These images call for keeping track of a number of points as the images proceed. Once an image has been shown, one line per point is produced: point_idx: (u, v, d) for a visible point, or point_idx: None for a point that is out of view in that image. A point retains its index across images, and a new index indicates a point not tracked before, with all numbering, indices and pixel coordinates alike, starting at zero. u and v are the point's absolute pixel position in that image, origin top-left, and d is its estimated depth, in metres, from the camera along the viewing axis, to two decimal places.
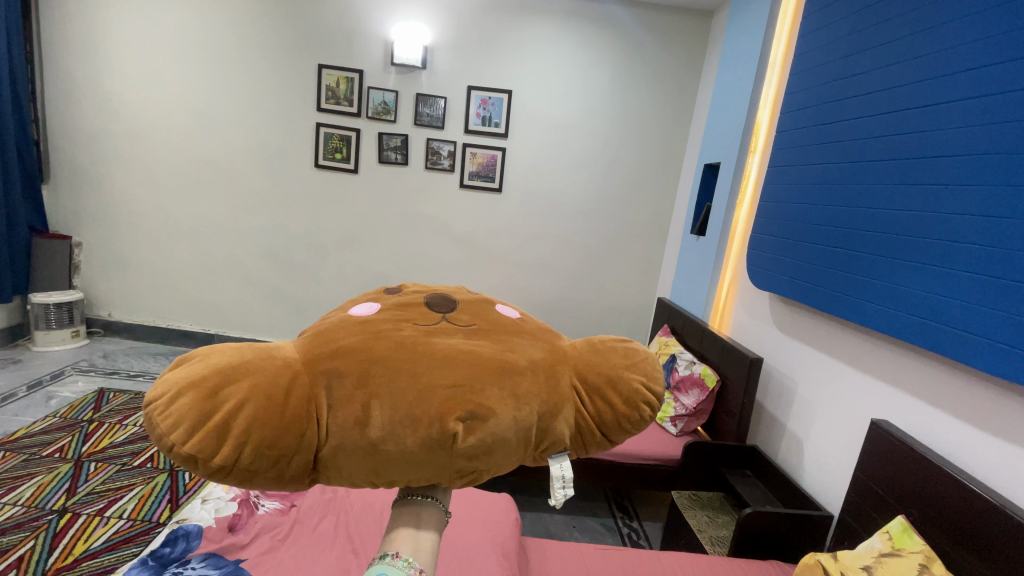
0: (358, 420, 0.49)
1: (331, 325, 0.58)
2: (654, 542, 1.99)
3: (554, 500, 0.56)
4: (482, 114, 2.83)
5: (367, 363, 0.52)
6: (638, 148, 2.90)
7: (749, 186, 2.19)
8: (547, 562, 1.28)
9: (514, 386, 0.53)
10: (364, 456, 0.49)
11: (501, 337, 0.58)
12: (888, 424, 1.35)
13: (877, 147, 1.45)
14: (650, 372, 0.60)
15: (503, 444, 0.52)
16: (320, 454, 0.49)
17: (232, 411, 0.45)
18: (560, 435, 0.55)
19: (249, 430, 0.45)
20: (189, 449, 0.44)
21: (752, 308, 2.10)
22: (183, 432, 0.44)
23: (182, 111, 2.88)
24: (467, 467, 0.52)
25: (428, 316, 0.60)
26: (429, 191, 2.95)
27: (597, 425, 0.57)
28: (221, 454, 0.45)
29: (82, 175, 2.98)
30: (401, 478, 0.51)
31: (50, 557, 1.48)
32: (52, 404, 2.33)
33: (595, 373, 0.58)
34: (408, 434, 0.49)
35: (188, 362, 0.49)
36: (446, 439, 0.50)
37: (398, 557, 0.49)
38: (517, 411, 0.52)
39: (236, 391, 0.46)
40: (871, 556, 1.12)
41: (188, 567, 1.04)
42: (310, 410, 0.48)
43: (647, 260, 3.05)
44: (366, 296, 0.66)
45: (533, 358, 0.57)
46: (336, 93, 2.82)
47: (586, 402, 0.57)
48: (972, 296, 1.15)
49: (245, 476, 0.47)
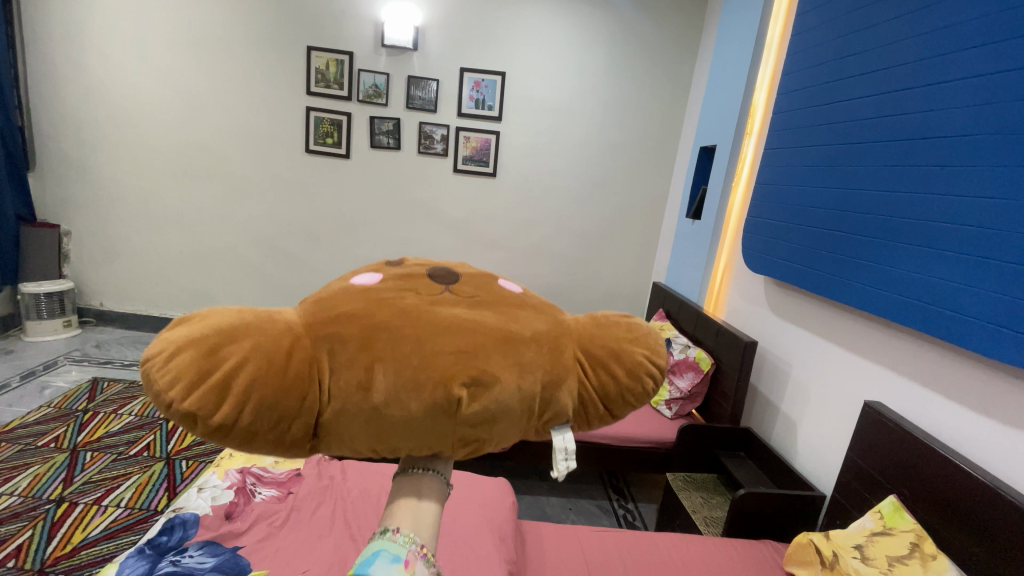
0: (361, 384, 0.48)
1: (333, 291, 0.57)
2: (648, 522, 2.02)
3: (557, 473, 0.56)
4: (475, 97, 2.79)
5: (369, 328, 0.51)
6: (634, 130, 2.87)
7: (745, 168, 2.17)
8: (543, 545, 1.30)
9: (518, 355, 0.53)
10: (366, 421, 0.48)
11: (504, 309, 0.57)
12: (882, 406, 1.35)
13: (872, 129, 1.44)
14: (654, 346, 0.60)
15: (506, 413, 0.51)
16: (321, 419, 0.49)
17: (232, 368, 0.45)
18: (563, 406, 0.54)
19: (250, 389, 0.45)
20: (188, 406, 0.44)
21: (746, 292, 2.09)
22: (182, 389, 0.44)
23: (168, 94, 2.82)
24: (470, 436, 0.51)
25: (431, 286, 0.58)
26: (422, 175, 2.92)
27: (600, 398, 0.57)
28: (220, 412, 0.45)
29: (68, 162, 2.92)
30: (403, 446, 0.51)
31: (49, 546, 1.49)
32: (46, 394, 2.32)
33: (597, 345, 0.57)
34: (411, 400, 0.48)
35: (188, 322, 0.49)
36: (449, 405, 0.49)
37: (398, 532, 0.49)
38: (520, 380, 0.51)
39: (236, 350, 0.46)
40: (863, 536, 1.14)
41: (186, 555, 1.04)
42: (312, 373, 0.48)
43: (642, 245, 3.04)
44: (367, 268, 0.64)
45: (537, 330, 0.56)
46: (326, 75, 2.76)
47: (589, 373, 0.56)
48: (972, 279, 1.13)
49: (244, 437, 0.47)
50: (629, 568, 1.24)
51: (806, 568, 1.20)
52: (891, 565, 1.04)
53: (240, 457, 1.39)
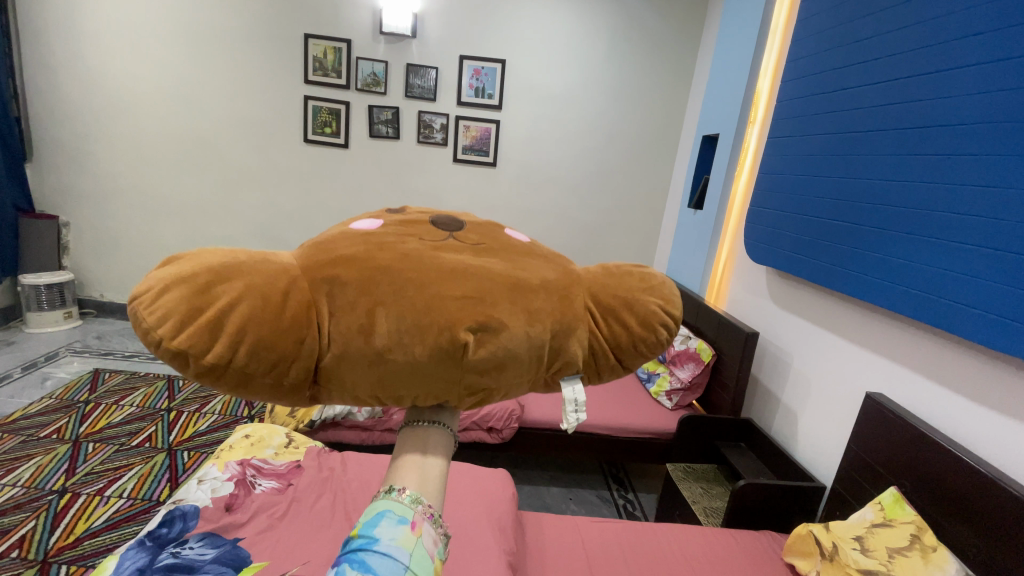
0: (363, 327, 0.47)
1: (331, 236, 0.55)
2: (648, 512, 2.03)
3: (566, 425, 0.55)
4: (475, 85, 2.75)
5: (371, 272, 0.49)
6: (636, 119, 2.83)
7: (748, 158, 2.15)
8: (543, 536, 1.30)
9: (527, 302, 0.51)
10: (370, 366, 0.47)
11: (511, 257, 0.55)
12: (884, 398, 1.35)
13: (876, 116, 1.42)
14: (668, 296, 0.59)
15: (515, 361, 0.50)
16: (321, 363, 0.48)
17: (226, 307, 0.44)
18: (573, 356, 0.53)
19: (245, 328, 0.44)
20: (179, 344, 0.43)
21: (748, 282, 2.08)
22: (172, 326, 0.43)
23: (165, 84, 2.78)
24: (477, 383, 0.50)
25: (434, 232, 0.56)
26: (422, 165, 2.89)
27: (611, 348, 0.56)
28: (214, 351, 0.44)
29: (66, 153, 2.90)
30: (408, 393, 0.50)
31: (52, 536, 1.50)
32: (48, 386, 2.32)
33: (608, 295, 0.56)
34: (417, 344, 0.47)
35: (177, 262, 0.48)
36: (456, 350, 0.48)
37: (404, 492, 0.48)
38: (530, 328, 0.50)
39: (228, 289, 0.44)
40: (863, 527, 1.13)
41: (186, 547, 1.04)
42: (311, 315, 0.46)
43: (643, 236, 3.02)
44: (367, 215, 0.62)
45: (546, 278, 0.54)
46: (324, 64, 2.72)
47: (600, 323, 0.55)
48: (973, 269, 1.13)
49: (239, 380, 0.46)
50: (628, 559, 1.25)
51: (806, 559, 1.20)
52: (890, 558, 1.04)
53: (240, 448, 1.38)
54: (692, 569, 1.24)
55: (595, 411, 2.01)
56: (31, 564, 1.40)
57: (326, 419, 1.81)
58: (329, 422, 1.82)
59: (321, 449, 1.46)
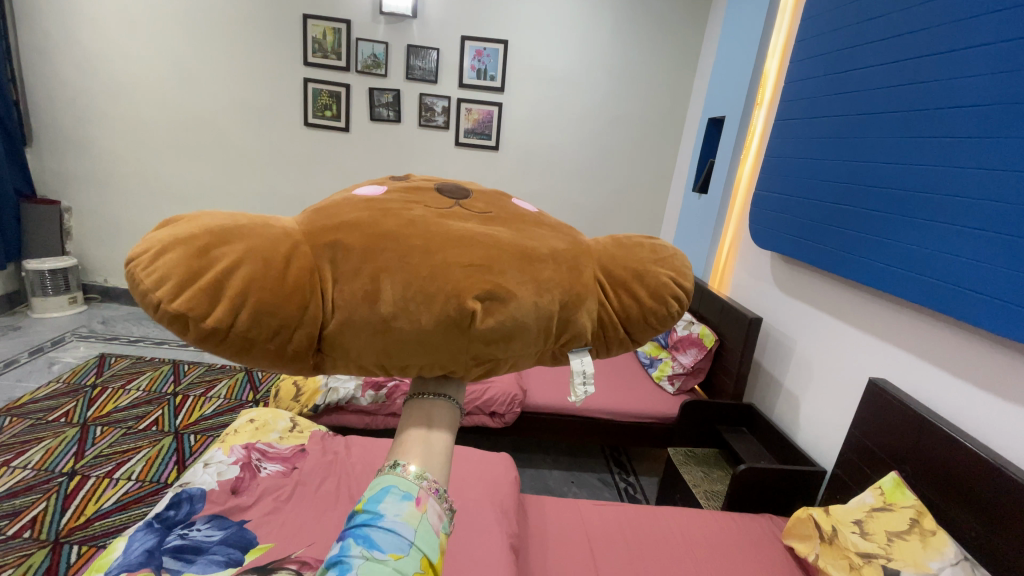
0: (368, 294, 0.46)
1: (334, 202, 0.54)
2: (649, 495, 2.05)
3: (574, 397, 0.55)
4: (477, 67, 2.71)
5: (375, 239, 0.49)
6: (640, 102, 2.79)
7: (754, 141, 2.11)
8: (545, 519, 1.31)
9: (535, 272, 0.50)
10: (374, 334, 0.47)
11: (518, 227, 0.55)
12: (887, 383, 1.35)
13: (884, 99, 1.39)
14: (680, 268, 0.58)
15: (523, 332, 0.49)
16: (324, 332, 0.47)
17: (226, 270, 0.43)
18: (582, 327, 0.53)
19: (247, 292, 0.43)
20: (177, 307, 0.42)
21: (752, 267, 2.07)
22: (170, 289, 0.42)
23: (163, 66, 2.75)
24: (484, 353, 0.50)
25: (439, 201, 0.56)
26: (423, 149, 2.86)
27: (621, 320, 0.55)
28: (213, 315, 0.43)
29: (66, 138, 2.88)
30: (414, 362, 0.50)
31: (63, 517, 1.53)
32: (55, 370, 2.35)
33: (619, 266, 0.56)
34: (423, 312, 0.47)
35: (175, 224, 0.47)
36: (463, 319, 0.47)
37: (409, 468, 0.47)
38: (538, 298, 0.49)
39: (229, 252, 0.44)
40: (862, 511, 1.14)
41: (193, 529, 1.06)
42: (314, 281, 0.46)
43: (646, 221, 3.00)
44: (370, 182, 0.61)
45: (555, 248, 0.54)
46: (324, 46, 2.68)
47: (610, 294, 0.55)
48: (978, 254, 1.12)
49: (240, 345, 0.45)
50: (628, 541, 1.26)
51: (804, 542, 1.21)
52: (889, 541, 1.04)
53: (245, 432, 1.39)
54: (693, 550, 1.26)
55: (597, 395, 2.02)
56: (43, 544, 1.43)
57: (330, 403, 1.82)
58: (333, 406, 1.84)
59: (325, 432, 1.47)
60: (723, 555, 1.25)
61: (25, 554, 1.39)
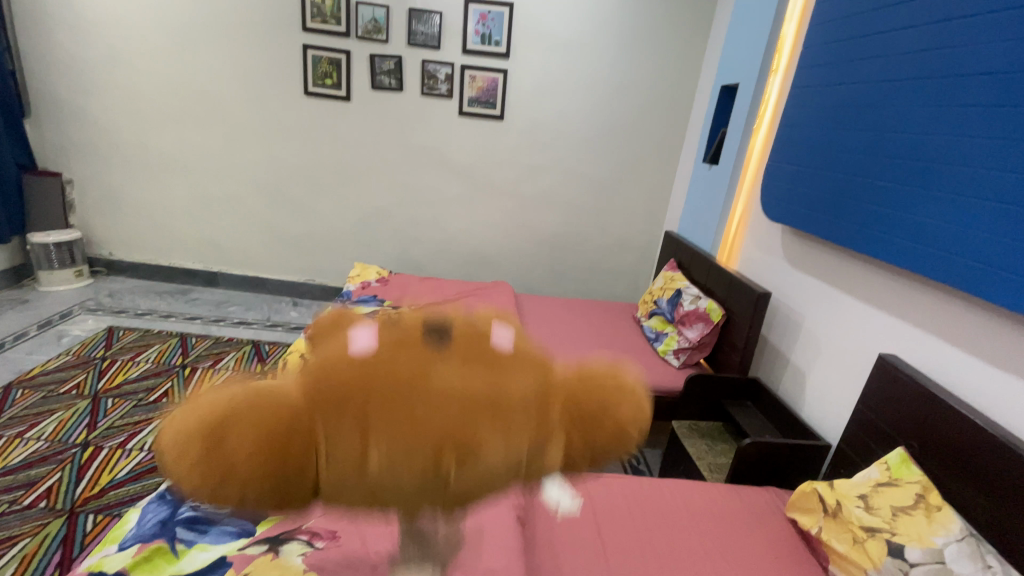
0: (356, 462, 0.47)
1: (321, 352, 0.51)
2: (652, 467, 2.07)
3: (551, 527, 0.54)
4: (481, 31, 2.61)
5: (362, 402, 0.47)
6: (650, 68, 2.69)
7: (768, 109, 2.04)
8: (551, 491, 1.33)
9: (514, 424, 0.50)
10: (362, 494, 0.49)
11: (503, 363, 0.53)
12: (897, 359, 1.33)
13: (915, 66, 1.31)
14: (638, 396, 0.60)
15: (495, 478, 0.51)
16: (318, 487, 0.49)
17: (225, 449, 0.44)
18: (551, 463, 0.55)
19: (246, 467, 0.45)
20: (185, 480, 0.45)
21: (761, 241, 2.03)
22: (178, 465, 0.44)
23: (158, 32, 2.67)
24: (462, 496, 0.52)
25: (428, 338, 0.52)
26: (426, 118, 2.80)
27: (588, 449, 0.58)
28: (217, 490, 0.45)
29: (63, 108, 2.83)
30: (398, 502, 0.51)
31: (78, 487, 1.56)
32: (64, 343, 2.37)
33: (590, 399, 0.57)
34: (406, 477, 0.47)
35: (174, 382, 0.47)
36: (442, 480, 0.48)
37: None
38: (513, 452, 0.50)
39: (226, 430, 0.45)
40: (868, 486, 1.14)
41: (205, 500, 1.08)
42: (308, 447, 0.47)
43: (655, 192, 2.94)
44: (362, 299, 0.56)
45: (535, 389, 0.53)
46: (322, 10, 2.58)
47: (579, 428, 0.56)
48: (1001, 227, 1.08)
49: (241, 501, 0.47)
50: (633, 513, 1.28)
51: (806, 515, 1.21)
52: (895, 515, 1.05)
53: None
54: (695, 523, 1.27)
55: None
56: (61, 513, 1.47)
57: None
58: None
59: None
60: (725, 528, 1.27)
61: (43, 523, 1.43)
